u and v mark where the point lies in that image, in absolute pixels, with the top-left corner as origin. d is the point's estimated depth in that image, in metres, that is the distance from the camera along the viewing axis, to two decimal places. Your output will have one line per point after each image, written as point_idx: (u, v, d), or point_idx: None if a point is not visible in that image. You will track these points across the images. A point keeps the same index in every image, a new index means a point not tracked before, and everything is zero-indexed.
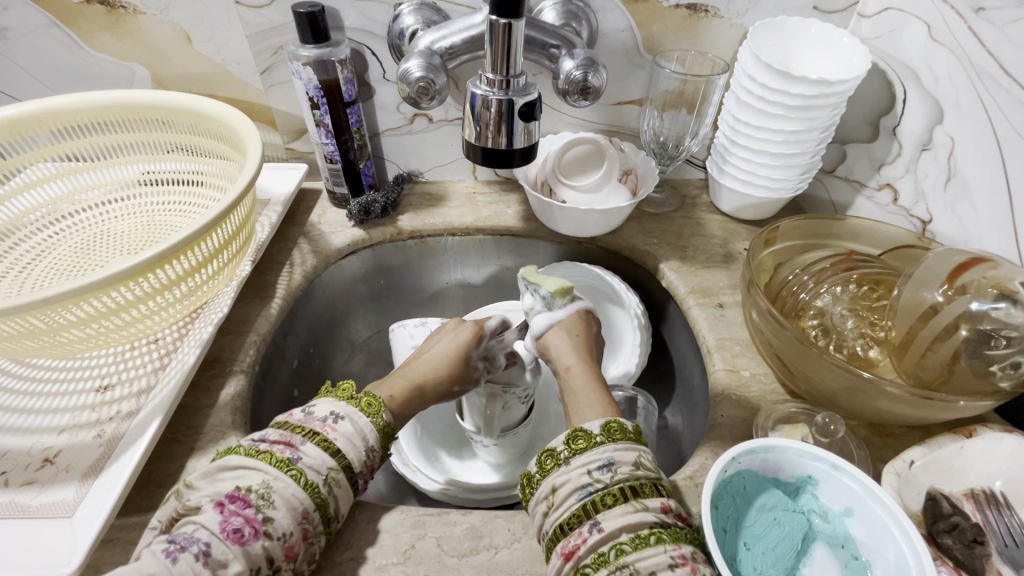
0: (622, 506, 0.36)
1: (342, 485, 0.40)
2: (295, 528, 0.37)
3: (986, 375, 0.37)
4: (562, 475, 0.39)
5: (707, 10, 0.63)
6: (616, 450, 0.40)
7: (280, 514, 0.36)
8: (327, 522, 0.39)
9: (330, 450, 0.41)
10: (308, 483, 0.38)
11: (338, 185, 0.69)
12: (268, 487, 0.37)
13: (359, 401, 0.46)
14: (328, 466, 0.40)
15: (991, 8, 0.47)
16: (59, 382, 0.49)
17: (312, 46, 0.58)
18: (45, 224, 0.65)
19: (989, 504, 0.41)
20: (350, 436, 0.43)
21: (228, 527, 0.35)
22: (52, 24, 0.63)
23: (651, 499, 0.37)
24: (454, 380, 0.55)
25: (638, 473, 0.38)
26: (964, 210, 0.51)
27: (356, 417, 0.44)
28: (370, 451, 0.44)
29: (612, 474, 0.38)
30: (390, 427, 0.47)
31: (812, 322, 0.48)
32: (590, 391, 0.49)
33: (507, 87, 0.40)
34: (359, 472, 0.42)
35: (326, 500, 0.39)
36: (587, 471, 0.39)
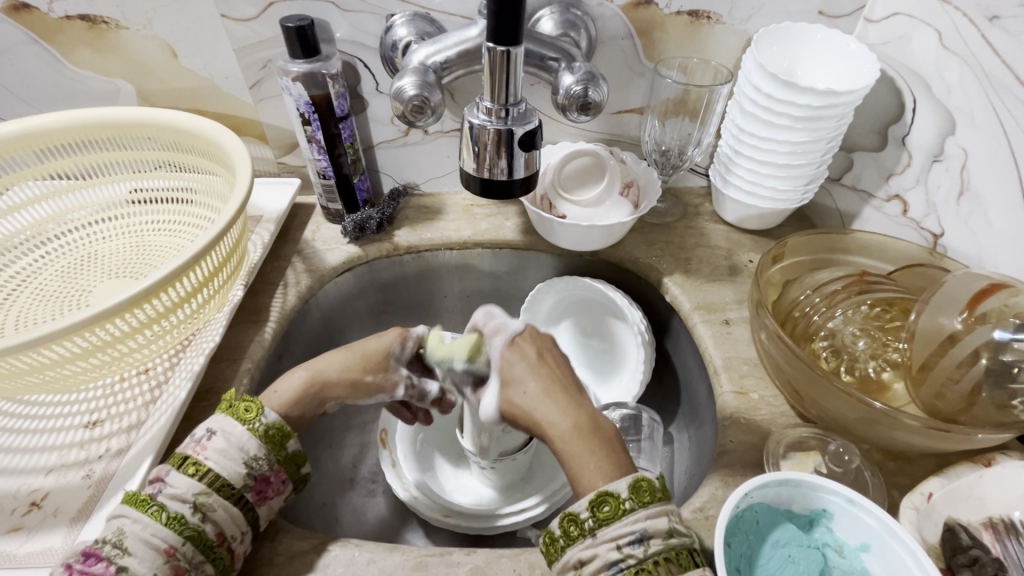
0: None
1: (217, 507, 0.37)
2: (160, 570, 0.34)
3: (1007, 407, 0.36)
4: (589, 546, 0.36)
5: (710, 16, 0.61)
6: (648, 517, 0.36)
7: (136, 559, 0.34)
8: (208, 549, 0.36)
9: (198, 474, 0.38)
10: (172, 517, 0.36)
11: (332, 202, 0.67)
12: (122, 534, 0.36)
13: (234, 409, 0.42)
14: (194, 492, 0.37)
15: (1006, 17, 0.45)
16: (47, 419, 0.48)
17: (301, 61, 0.56)
18: (30, 247, 0.63)
19: (1009, 534, 0.39)
20: (223, 449, 0.40)
21: None
22: (31, 40, 0.60)
23: (688, 572, 0.35)
24: (365, 367, 0.51)
25: (673, 541, 0.36)
26: (978, 225, 0.49)
27: (228, 430, 0.40)
28: (254, 462, 0.40)
29: (646, 548, 0.35)
30: (275, 429, 0.42)
31: (823, 344, 0.46)
32: (578, 442, 0.41)
33: (506, 116, 0.38)
34: (243, 489, 0.39)
35: (200, 529, 0.36)
36: (617, 545, 0.35)
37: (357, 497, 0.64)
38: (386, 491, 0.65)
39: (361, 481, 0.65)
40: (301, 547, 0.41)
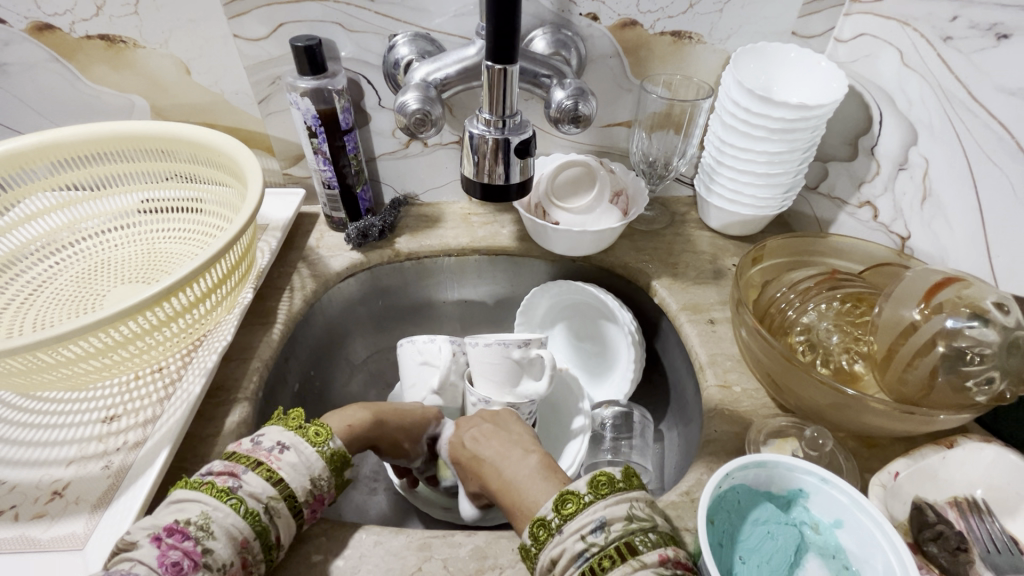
0: (621, 569, 0.36)
1: (282, 513, 0.40)
2: (234, 559, 0.37)
3: (963, 390, 0.39)
4: (557, 544, 0.38)
5: (691, 36, 0.65)
6: (607, 506, 0.39)
7: (220, 544, 0.37)
8: (267, 550, 0.39)
9: (272, 479, 0.41)
10: (249, 512, 0.39)
11: (336, 210, 0.71)
12: (207, 518, 0.37)
13: (307, 430, 0.45)
14: (268, 494, 0.40)
15: (958, 38, 0.50)
16: (66, 415, 0.50)
17: (309, 78, 0.59)
18: (45, 254, 0.66)
19: (972, 511, 0.42)
20: (295, 464, 0.43)
21: (166, 561, 0.35)
22: (51, 58, 0.64)
23: (649, 552, 0.37)
24: (405, 435, 0.56)
25: (633, 526, 0.38)
26: (940, 228, 0.53)
27: (301, 448, 0.44)
28: (318, 480, 0.43)
29: (607, 535, 0.38)
30: (339, 455, 0.46)
31: (799, 338, 0.50)
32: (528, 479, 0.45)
33: (503, 127, 0.41)
34: (304, 502, 0.42)
35: (267, 527, 0.39)
36: (581, 536, 0.38)
37: (360, 494, 0.66)
38: (387, 489, 0.67)
39: (363, 480, 0.67)
40: (312, 531, 0.43)
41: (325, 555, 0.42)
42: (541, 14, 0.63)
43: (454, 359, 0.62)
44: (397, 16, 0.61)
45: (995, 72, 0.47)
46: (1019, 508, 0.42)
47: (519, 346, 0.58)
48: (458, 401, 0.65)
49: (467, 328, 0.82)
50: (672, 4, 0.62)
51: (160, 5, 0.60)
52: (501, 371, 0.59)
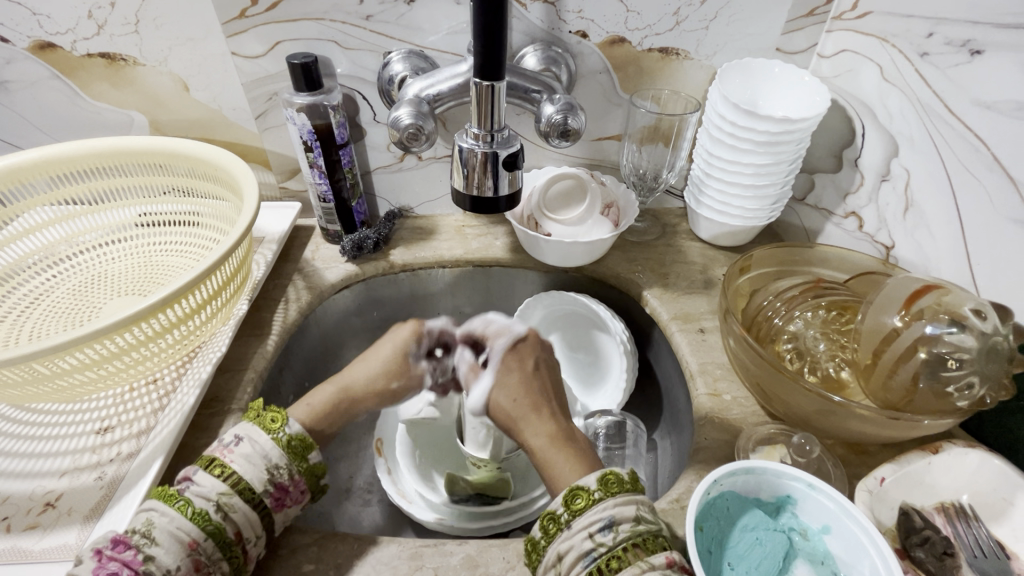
0: (628, 570, 0.36)
1: (237, 509, 0.40)
2: (182, 563, 0.37)
3: (945, 395, 0.40)
4: (565, 541, 0.39)
5: (679, 53, 0.67)
6: (616, 506, 0.39)
7: (162, 551, 0.37)
8: (227, 548, 0.39)
9: (223, 475, 0.41)
10: (197, 513, 0.39)
11: (332, 223, 0.72)
12: (151, 525, 0.38)
13: (261, 419, 0.45)
14: (217, 491, 0.40)
15: (934, 53, 0.51)
16: (60, 427, 0.50)
17: (305, 94, 0.60)
18: (43, 267, 0.66)
19: (958, 517, 0.43)
20: (250, 456, 0.42)
21: (103, 572, 0.35)
22: (53, 76, 0.65)
23: (657, 554, 0.37)
24: (392, 374, 0.56)
25: (641, 528, 0.38)
26: (923, 237, 0.54)
27: (254, 437, 0.43)
28: (275, 470, 0.43)
29: (615, 535, 0.38)
30: (297, 441, 0.45)
31: (786, 345, 0.50)
32: (553, 449, 0.47)
33: (491, 140, 0.42)
34: (262, 493, 0.42)
35: (221, 526, 0.39)
36: (589, 534, 0.38)
37: (353, 506, 0.66)
38: (381, 500, 0.67)
39: (357, 491, 0.67)
40: (303, 541, 0.44)
41: (316, 564, 0.42)
42: (532, 31, 0.64)
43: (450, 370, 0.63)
44: (391, 34, 0.63)
45: (970, 86, 0.48)
46: (1005, 514, 0.42)
47: None
48: (453, 411, 0.65)
49: None
50: (659, 22, 0.64)
51: (160, 24, 0.62)
52: None
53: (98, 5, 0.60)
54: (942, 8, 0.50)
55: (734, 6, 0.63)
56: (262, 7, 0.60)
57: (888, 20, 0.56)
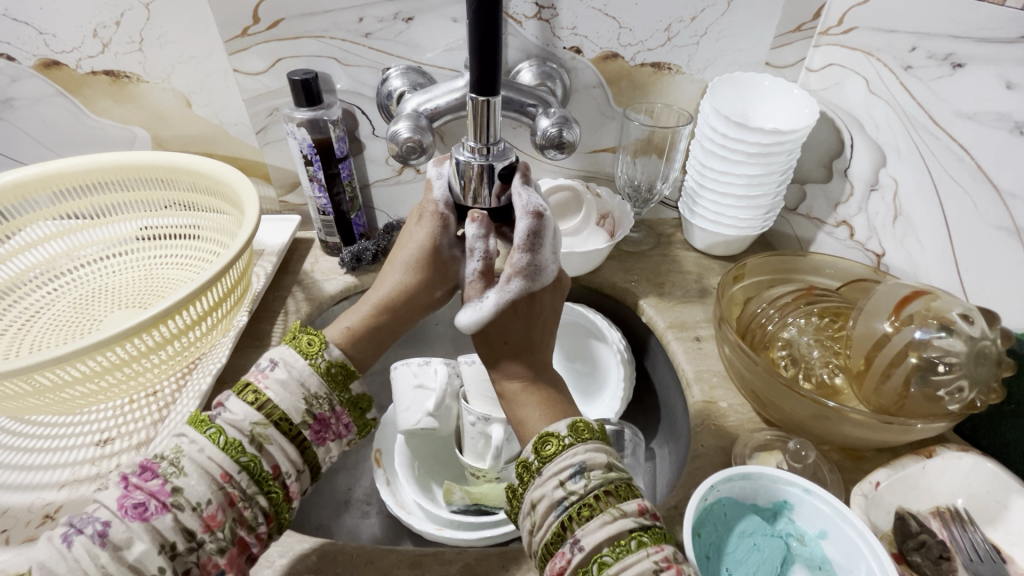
0: (599, 517, 0.37)
1: (273, 442, 0.41)
2: (214, 495, 0.38)
3: (936, 399, 0.40)
4: (538, 488, 0.39)
5: (670, 67, 0.68)
6: (587, 452, 0.40)
7: (191, 483, 0.38)
8: (260, 482, 0.40)
9: (259, 403, 0.42)
10: (230, 442, 0.40)
11: (331, 235, 0.72)
12: (180, 453, 0.39)
13: (300, 342, 0.46)
14: (252, 421, 0.41)
15: (918, 66, 0.53)
16: (59, 438, 0.51)
17: (305, 109, 0.62)
18: (43, 281, 0.67)
19: (954, 521, 0.43)
20: (285, 381, 0.44)
21: (129, 502, 0.36)
22: (57, 93, 0.66)
23: (629, 502, 0.38)
24: (437, 283, 0.54)
25: (611, 475, 0.39)
26: (912, 245, 0.55)
27: (290, 364, 0.45)
28: (314, 400, 0.44)
29: (586, 482, 0.38)
30: (335, 366, 0.46)
31: (781, 352, 0.51)
32: (525, 396, 0.46)
33: (487, 153, 0.42)
34: (301, 426, 0.43)
35: (255, 458, 0.40)
36: (560, 483, 0.39)
37: (352, 518, 0.66)
38: (379, 511, 0.67)
39: (355, 503, 0.68)
40: (303, 550, 0.44)
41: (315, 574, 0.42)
42: (527, 47, 0.66)
43: (449, 380, 0.64)
44: (390, 51, 0.64)
45: (952, 98, 0.50)
46: (1000, 518, 0.42)
47: None
48: (451, 422, 0.65)
49: (460, 349, 0.84)
50: (651, 38, 0.66)
51: (164, 43, 0.63)
52: None
53: (104, 23, 0.61)
54: (923, 23, 0.52)
55: (723, 22, 0.65)
56: (265, 25, 0.61)
57: (873, 35, 0.58)
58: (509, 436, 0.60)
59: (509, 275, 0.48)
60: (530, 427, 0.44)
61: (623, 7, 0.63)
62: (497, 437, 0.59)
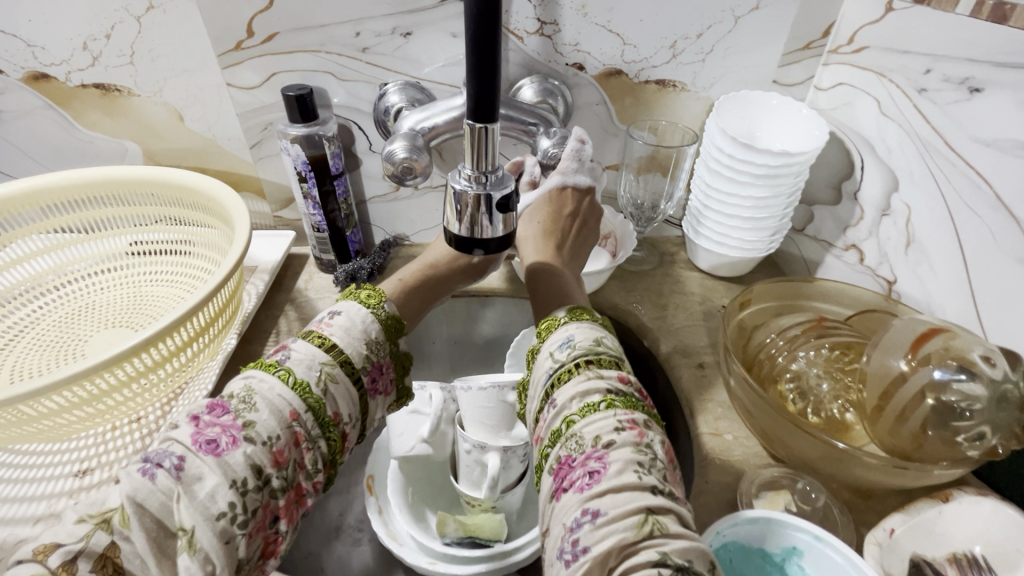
0: (576, 378, 0.43)
1: (338, 382, 0.45)
2: (283, 433, 0.41)
3: (954, 443, 0.38)
4: (538, 365, 0.47)
5: (675, 85, 0.67)
6: (576, 329, 0.47)
7: (262, 417, 0.40)
8: (323, 426, 0.43)
9: (324, 346, 0.46)
10: (298, 383, 0.43)
11: (326, 252, 0.70)
12: (250, 392, 0.41)
13: (360, 295, 0.52)
14: (319, 361, 0.44)
15: (932, 89, 0.51)
16: (37, 468, 0.49)
17: (300, 125, 0.60)
18: (29, 298, 0.65)
19: (971, 567, 0.40)
20: (347, 328, 0.48)
21: (202, 439, 0.38)
22: (47, 106, 0.65)
23: (609, 371, 0.43)
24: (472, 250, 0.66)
25: (596, 349, 0.45)
26: (925, 273, 0.53)
27: (352, 313, 0.49)
28: (374, 347, 0.49)
29: (570, 351, 0.45)
30: (390, 320, 0.52)
31: (789, 385, 0.49)
32: (547, 280, 0.58)
33: (485, 181, 0.38)
34: (362, 370, 0.47)
35: (319, 401, 0.43)
36: (550, 354, 0.46)
37: (342, 546, 0.64)
38: (371, 539, 0.65)
39: (346, 530, 0.65)
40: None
41: None
42: (529, 63, 0.64)
43: (444, 406, 0.61)
44: (388, 67, 0.62)
45: (968, 123, 0.48)
46: None
47: (515, 388, 0.58)
48: (447, 448, 0.63)
49: (457, 368, 0.82)
50: (656, 55, 0.64)
51: (155, 56, 0.62)
52: (496, 415, 0.58)
53: (94, 36, 0.60)
54: (938, 45, 0.50)
55: (730, 39, 0.63)
56: (259, 39, 0.60)
57: (885, 55, 0.56)
58: (505, 463, 0.58)
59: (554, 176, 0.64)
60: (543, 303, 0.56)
61: (627, 23, 0.62)
62: (495, 467, 0.57)
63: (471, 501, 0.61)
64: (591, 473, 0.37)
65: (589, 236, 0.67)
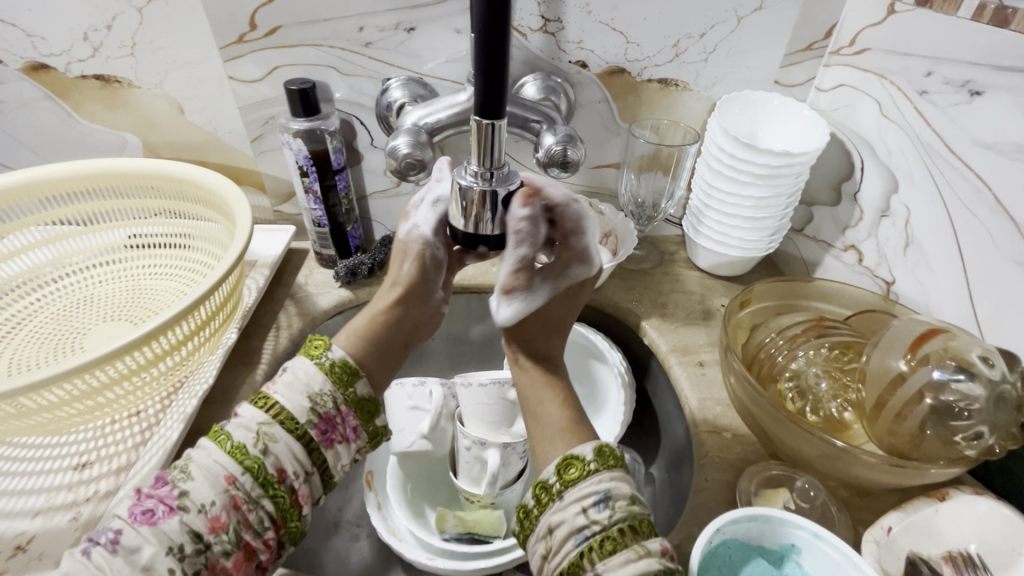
0: (623, 553, 0.35)
1: (277, 441, 0.42)
2: (220, 497, 0.38)
3: (952, 443, 0.39)
4: (560, 510, 0.38)
5: (678, 84, 0.67)
6: (611, 480, 0.38)
7: (196, 485, 0.38)
8: (265, 485, 0.40)
9: (265, 405, 0.43)
10: (235, 446, 0.41)
11: (326, 247, 0.70)
12: (188, 461, 0.40)
13: (308, 347, 0.49)
14: (259, 422, 0.42)
15: (933, 92, 0.51)
16: (36, 461, 0.49)
17: (302, 119, 0.60)
18: (27, 291, 0.64)
19: (967, 566, 0.41)
20: (291, 384, 0.45)
21: (138, 510, 0.37)
22: (46, 97, 0.64)
23: (652, 540, 0.36)
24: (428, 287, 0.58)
25: (637, 507, 0.37)
26: (923, 274, 0.54)
27: (297, 368, 0.47)
28: (319, 398, 0.45)
29: (610, 512, 0.36)
30: (340, 365, 0.48)
31: (788, 384, 0.50)
32: (545, 385, 0.50)
33: (490, 178, 0.39)
34: (307, 425, 0.44)
35: (258, 460, 0.41)
36: (582, 509, 0.37)
37: (341, 541, 0.64)
38: (369, 534, 0.65)
39: (345, 525, 0.65)
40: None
41: None
42: (531, 60, 0.64)
43: (444, 402, 0.62)
44: (391, 61, 0.62)
45: (969, 127, 0.48)
46: None
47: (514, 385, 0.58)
48: (446, 445, 0.63)
49: (456, 365, 0.82)
50: (659, 53, 0.64)
51: (157, 48, 0.61)
52: (496, 412, 0.58)
53: (95, 27, 0.60)
54: (939, 48, 0.50)
55: (733, 39, 0.63)
56: (261, 32, 0.60)
57: (886, 57, 0.56)
58: (505, 460, 0.58)
59: (568, 258, 0.53)
60: (546, 416, 0.47)
61: (631, 21, 0.62)
62: (494, 463, 0.57)
63: (470, 498, 0.61)
64: None
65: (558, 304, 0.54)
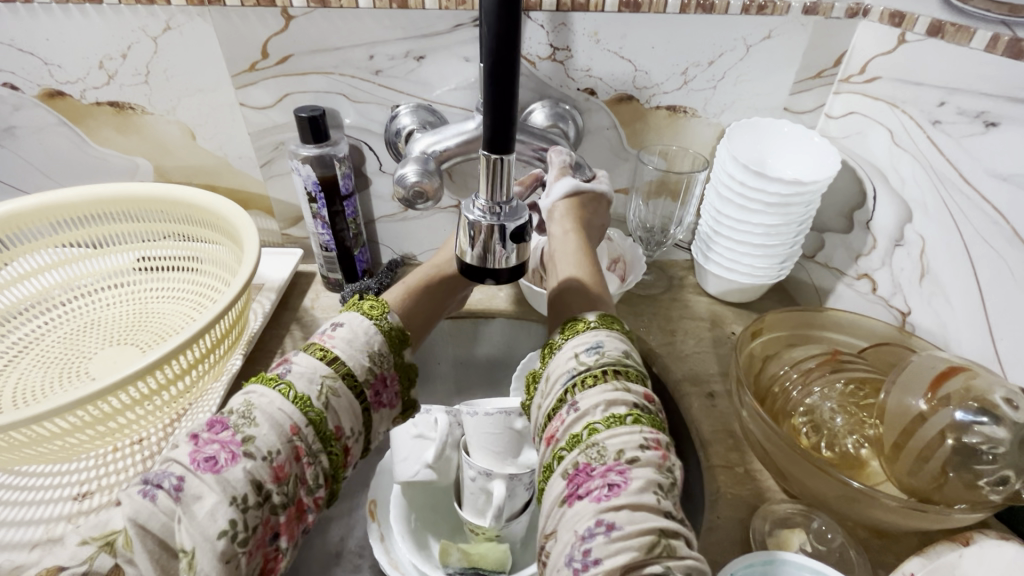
0: (601, 385, 0.41)
1: (340, 396, 0.45)
2: (284, 447, 0.40)
3: (976, 487, 0.37)
4: (557, 362, 0.45)
5: (687, 110, 0.67)
6: (607, 336, 0.45)
7: (261, 431, 0.40)
8: (325, 440, 0.43)
9: (326, 358, 0.46)
10: (298, 397, 0.42)
11: (333, 271, 0.70)
12: (250, 406, 0.41)
13: (363, 305, 0.52)
14: (321, 376, 0.44)
15: (947, 122, 0.51)
16: (37, 490, 0.48)
17: (311, 146, 0.60)
18: (35, 314, 0.65)
19: None
20: (349, 340, 0.48)
21: (200, 456, 0.38)
22: (61, 123, 0.65)
23: (636, 386, 0.41)
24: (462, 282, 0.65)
25: (626, 359, 0.43)
26: (940, 305, 0.53)
27: (354, 326, 0.49)
28: (376, 358, 0.48)
29: (597, 357, 0.43)
30: (394, 330, 0.51)
31: (802, 419, 0.48)
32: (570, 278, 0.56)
33: (497, 212, 0.38)
34: (363, 383, 0.47)
35: (321, 415, 0.43)
36: (575, 354, 0.44)
37: (342, 572, 0.62)
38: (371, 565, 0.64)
39: (347, 555, 0.64)
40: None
41: None
42: (540, 88, 0.65)
43: (449, 430, 0.61)
44: (400, 89, 0.63)
45: (985, 158, 0.47)
46: None
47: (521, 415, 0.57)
48: (451, 474, 0.62)
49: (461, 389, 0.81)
50: (668, 81, 0.64)
51: (170, 76, 0.62)
52: (501, 441, 0.56)
53: (110, 55, 0.61)
54: (951, 79, 0.50)
55: (741, 66, 0.63)
56: (274, 60, 0.60)
57: (898, 87, 0.56)
58: (511, 491, 0.57)
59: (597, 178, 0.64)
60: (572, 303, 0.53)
61: (639, 50, 0.62)
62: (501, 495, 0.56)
63: (474, 528, 0.60)
64: (610, 485, 0.36)
65: (602, 215, 0.64)
